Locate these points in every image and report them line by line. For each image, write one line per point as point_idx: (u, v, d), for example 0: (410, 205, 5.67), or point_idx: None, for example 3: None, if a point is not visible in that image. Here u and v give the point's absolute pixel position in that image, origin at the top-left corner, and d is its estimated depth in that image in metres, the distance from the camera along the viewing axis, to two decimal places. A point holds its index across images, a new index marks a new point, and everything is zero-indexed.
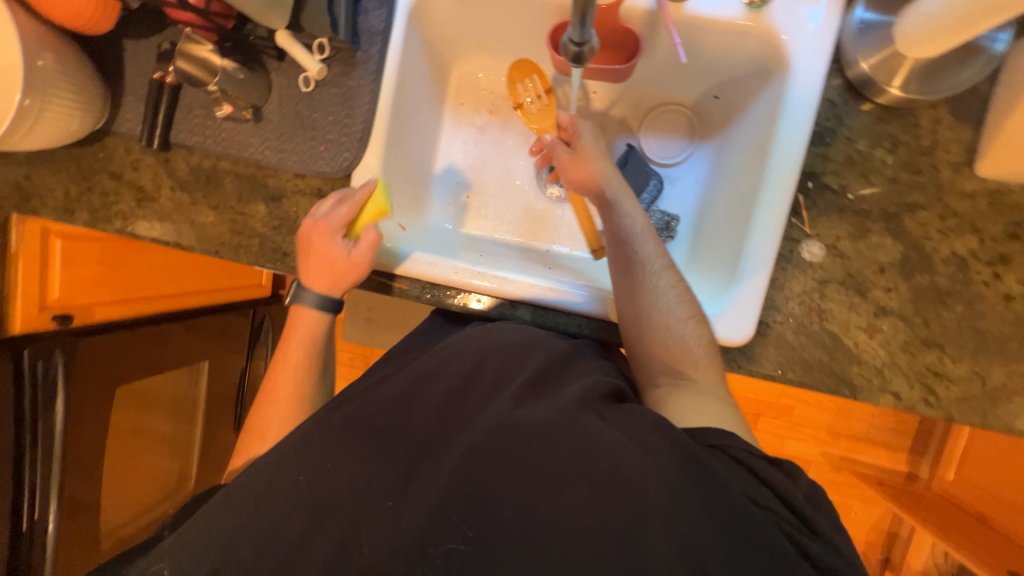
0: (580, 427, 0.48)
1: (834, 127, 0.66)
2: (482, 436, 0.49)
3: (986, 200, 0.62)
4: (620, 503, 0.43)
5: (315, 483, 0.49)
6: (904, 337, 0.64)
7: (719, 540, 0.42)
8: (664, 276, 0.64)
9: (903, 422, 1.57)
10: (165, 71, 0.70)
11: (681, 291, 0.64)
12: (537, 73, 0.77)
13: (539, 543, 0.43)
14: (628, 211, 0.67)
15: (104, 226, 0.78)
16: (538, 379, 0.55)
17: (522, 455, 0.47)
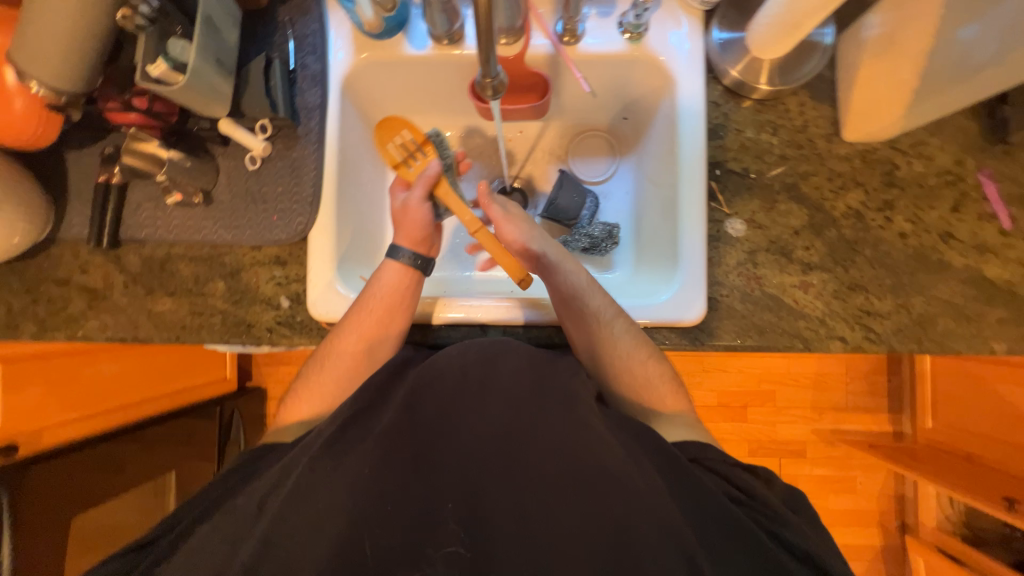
0: (577, 435, 0.54)
1: (724, 123, 0.77)
2: (483, 441, 0.54)
3: (859, 159, 0.75)
4: (594, 488, 0.51)
5: (306, 506, 0.51)
6: (833, 286, 0.73)
7: (691, 524, 0.50)
8: (616, 323, 0.68)
9: (874, 382, 1.66)
10: (110, 172, 0.72)
11: (630, 329, 0.69)
12: (405, 129, 0.76)
13: (530, 541, 0.50)
14: (567, 272, 0.71)
15: (54, 334, 0.76)
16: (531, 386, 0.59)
17: (515, 455, 0.53)
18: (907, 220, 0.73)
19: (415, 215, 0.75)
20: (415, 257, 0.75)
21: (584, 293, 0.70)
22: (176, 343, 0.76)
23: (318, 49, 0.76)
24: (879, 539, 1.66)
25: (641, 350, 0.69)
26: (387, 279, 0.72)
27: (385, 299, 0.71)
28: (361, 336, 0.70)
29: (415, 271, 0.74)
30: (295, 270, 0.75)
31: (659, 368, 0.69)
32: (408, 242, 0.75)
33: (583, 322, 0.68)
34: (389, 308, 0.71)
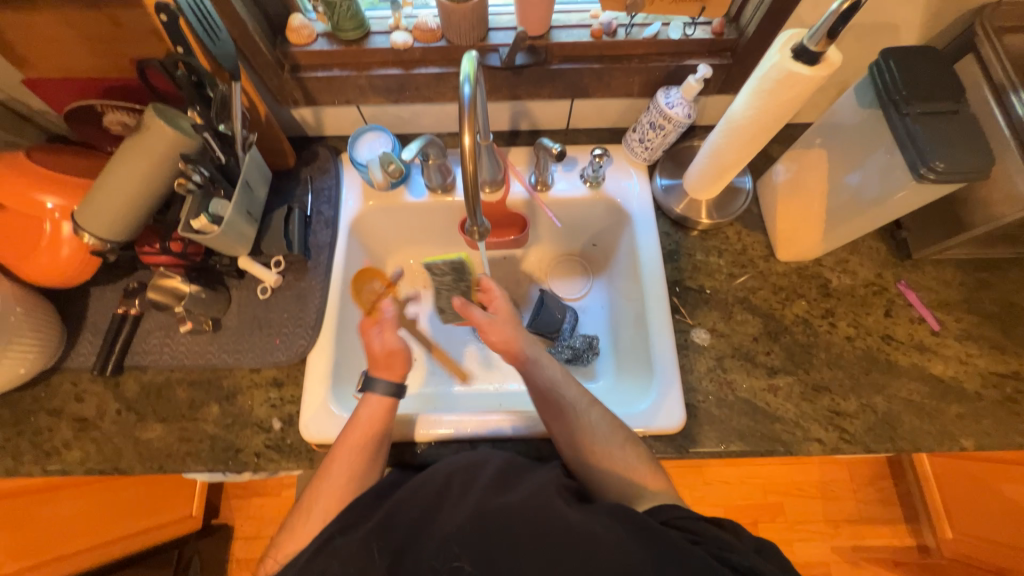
0: (552, 512, 0.54)
1: (677, 248, 0.90)
2: (458, 532, 0.53)
3: (796, 275, 0.87)
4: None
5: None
6: (799, 388, 0.78)
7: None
8: (591, 411, 0.70)
9: (882, 488, 1.59)
10: (130, 304, 0.80)
11: (606, 418, 0.70)
12: None
13: None
14: (546, 364, 0.73)
15: (32, 468, 0.75)
16: (504, 476, 0.60)
17: (493, 550, 0.51)
18: (849, 325, 0.82)
19: (399, 353, 0.72)
20: (393, 387, 0.70)
21: (558, 386, 0.72)
22: (157, 473, 0.75)
23: (331, 199, 0.90)
24: None
25: (619, 439, 0.68)
26: (367, 413, 0.68)
27: (369, 431, 0.66)
28: (347, 477, 0.63)
29: (399, 400, 0.70)
30: (290, 391, 0.78)
31: (641, 457, 0.67)
32: (392, 375, 0.70)
33: (563, 415, 0.69)
34: (375, 437, 0.66)
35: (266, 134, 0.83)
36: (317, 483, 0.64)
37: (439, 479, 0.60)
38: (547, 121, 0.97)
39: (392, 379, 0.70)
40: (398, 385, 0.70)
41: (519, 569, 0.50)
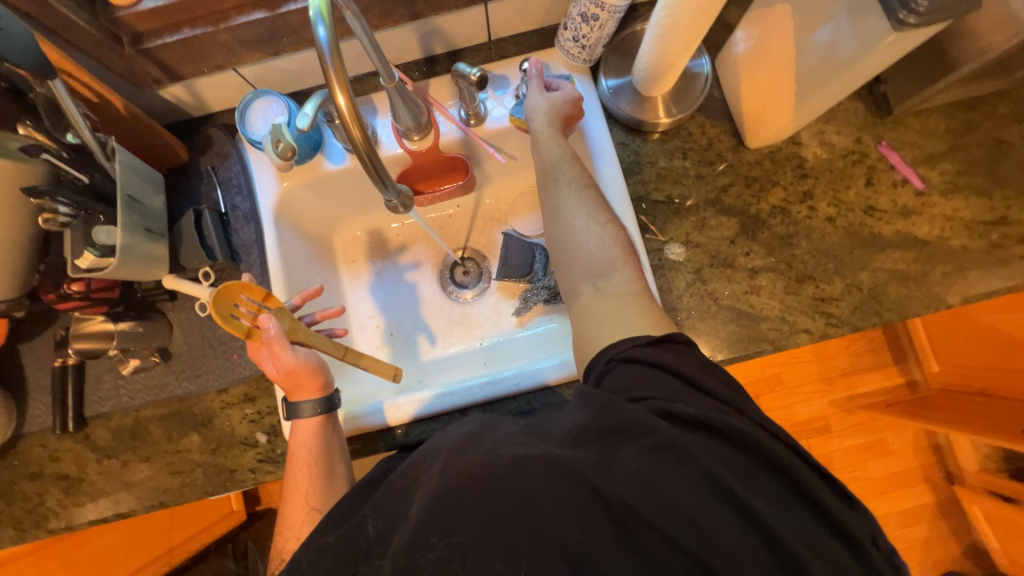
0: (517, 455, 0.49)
1: (637, 159, 0.81)
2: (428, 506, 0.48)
3: (769, 160, 0.79)
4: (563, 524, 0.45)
5: None
6: (782, 283, 0.75)
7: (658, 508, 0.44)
8: (591, 219, 0.66)
9: (872, 340, 1.66)
10: (64, 356, 0.73)
11: (593, 201, 0.67)
12: (245, 291, 0.64)
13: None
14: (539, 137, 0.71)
15: (36, 532, 0.74)
16: (476, 437, 0.52)
17: (464, 514, 0.47)
18: (829, 204, 0.77)
19: (301, 370, 0.65)
20: (312, 406, 0.67)
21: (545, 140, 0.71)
22: (161, 507, 0.75)
23: (243, 188, 0.79)
24: (931, 496, 1.60)
25: (599, 220, 0.65)
26: (302, 436, 0.67)
27: (312, 455, 0.66)
28: (304, 504, 0.64)
29: (329, 416, 0.68)
30: (264, 404, 0.75)
31: (618, 240, 0.64)
32: (311, 392, 0.67)
33: (560, 212, 0.67)
34: (319, 456, 0.66)
35: (137, 130, 0.70)
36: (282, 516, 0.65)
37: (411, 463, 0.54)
38: (464, 37, 0.82)
39: (312, 398, 0.67)
40: (316, 403, 0.67)
41: (498, 522, 0.46)
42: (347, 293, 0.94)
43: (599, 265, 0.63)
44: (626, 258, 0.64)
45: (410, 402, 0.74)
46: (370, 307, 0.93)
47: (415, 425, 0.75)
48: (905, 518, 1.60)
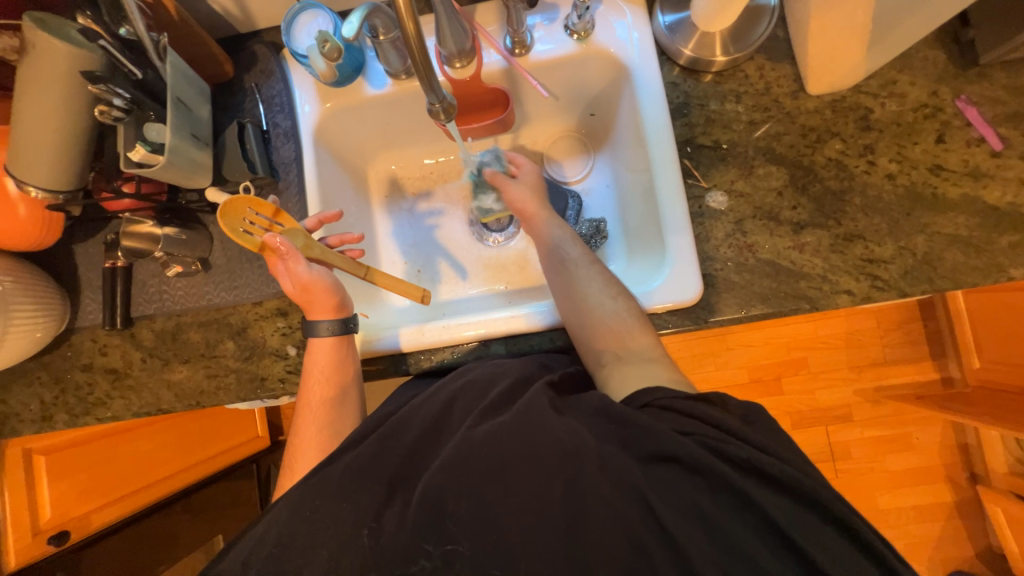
0: (539, 428, 0.50)
1: (687, 101, 0.77)
2: (451, 456, 0.50)
3: (829, 110, 0.74)
4: (573, 484, 0.46)
5: (296, 534, 0.50)
6: (828, 241, 0.71)
7: (679, 509, 0.45)
8: (588, 268, 0.71)
9: (909, 331, 1.59)
10: (114, 257, 0.76)
11: (602, 274, 0.71)
12: (253, 203, 0.64)
13: (508, 548, 0.45)
14: (546, 225, 0.77)
15: (85, 418, 0.80)
16: (503, 394, 0.56)
17: (486, 472, 0.48)
18: (891, 161, 0.71)
19: (315, 286, 0.67)
20: (330, 326, 0.69)
21: (563, 241, 0.75)
22: (197, 408, 0.79)
23: (285, 107, 0.80)
24: (950, 494, 1.55)
25: (611, 292, 0.69)
26: (317, 357, 0.69)
27: (326, 374, 0.69)
28: (317, 421, 0.68)
29: (344, 338, 0.71)
30: (295, 318, 0.78)
31: (632, 312, 0.67)
32: (326, 314, 0.69)
33: (572, 288, 0.70)
34: (331, 376, 0.69)
35: (186, 36, 0.70)
36: (294, 430, 0.68)
37: (436, 394, 0.58)
38: None
39: (328, 319, 0.70)
40: (333, 324, 0.69)
41: (517, 493, 0.47)
42: (379, 226, 0.95)
43: (619, 338, 0.65)
44: (643, 329, 0.66)
45: (442, 332, 0.75)
46: (400, 241, 0.94)
47: (438, 351, 0.76)
48: (920, 513, 1.56)
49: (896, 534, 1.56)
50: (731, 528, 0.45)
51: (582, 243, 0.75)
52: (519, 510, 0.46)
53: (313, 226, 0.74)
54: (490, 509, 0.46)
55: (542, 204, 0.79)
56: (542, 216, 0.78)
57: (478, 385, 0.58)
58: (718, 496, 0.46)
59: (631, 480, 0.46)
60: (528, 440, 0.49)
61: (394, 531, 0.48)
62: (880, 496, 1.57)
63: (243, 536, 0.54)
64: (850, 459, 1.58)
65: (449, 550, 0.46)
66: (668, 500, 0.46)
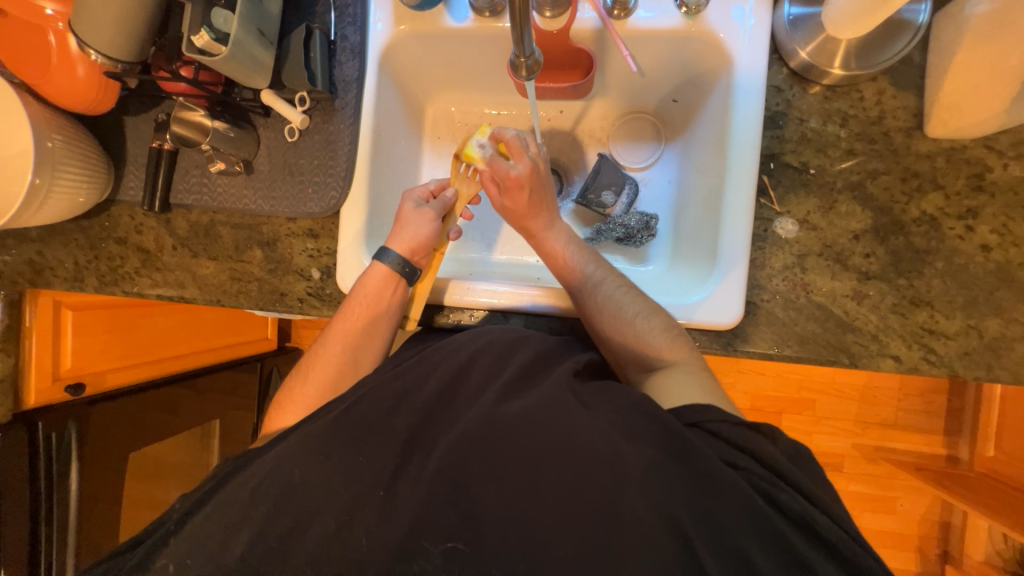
0: (563, 417, 0.47)
1: (785, 110, 0.70)
2: (467, 429, 0.47)
3: (943, 158, 0.66)
4: (602, 484, 0.42)
5: (309, 474, 0.47)
6: (892, 300, 0.66)
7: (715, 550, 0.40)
8: (629, 304, 0.65)
9: (931, 401, 1.52)
10: (162, 139, 0.76)
11: (651, 312, 0.65)
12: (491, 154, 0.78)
13: (517, 548, 0.42)
14: (575, 260, 0.71)
15: (112, 289, 0.82)
16: (528, 371, 0.54)
17: (512, 452, 0.45)
18: (992, 231, 0.64)
19: (414, 215, 0.73)
20: (396, 262, 0.69)
21: (574, 255, 0.71)
22: (217, 306, 0.80)
23: (358, 20, 0.75)
24: (916, 564, 1.55)
25: (665, 334, 0.62)
26: (365, 291, 0.69)
27: (365, 316, 0.69)
28: (334, 360, 0.68)
29: (397, 279, 0.70)
30: (325, 243, 0.77)
31: (691, 358, 0.61)
32: (404, 248, 0.70)
33: (619, 330, 0.64)
34: (369, 323, 0.69)
35: None
36: (312, 355, 0.69)
37: (460, 349, 0.56)
38: None
39: (399, 253, 0.70)
40: (404, 261, 0.70)
41: (541, 487, 0.43)
42: (424, 167, 0.91)
43: None
44: None
45: (464, 294, 0.73)
46: None
47: (456, 312, 0.75)
48: None
49: None
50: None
51: (598, 258, 0.71)
52: (546, 501, 0.43)
53: (431, 183, 0.79)
54: (517, 499, 0.43)
55: (548, 210, 0.73)
56: (548, 226, 0.73)
57: (505, 357, 0.56)
58: (768, 550, 0.40)
59: (663, 498, 0.41)
60: (557, 429, 0.46)
61: (409, 495, 0.45)
62: None
63: (255, 462, 0.53)
64: None
65: (448, 550, 0.42)
66: (711, 535, 0.40)
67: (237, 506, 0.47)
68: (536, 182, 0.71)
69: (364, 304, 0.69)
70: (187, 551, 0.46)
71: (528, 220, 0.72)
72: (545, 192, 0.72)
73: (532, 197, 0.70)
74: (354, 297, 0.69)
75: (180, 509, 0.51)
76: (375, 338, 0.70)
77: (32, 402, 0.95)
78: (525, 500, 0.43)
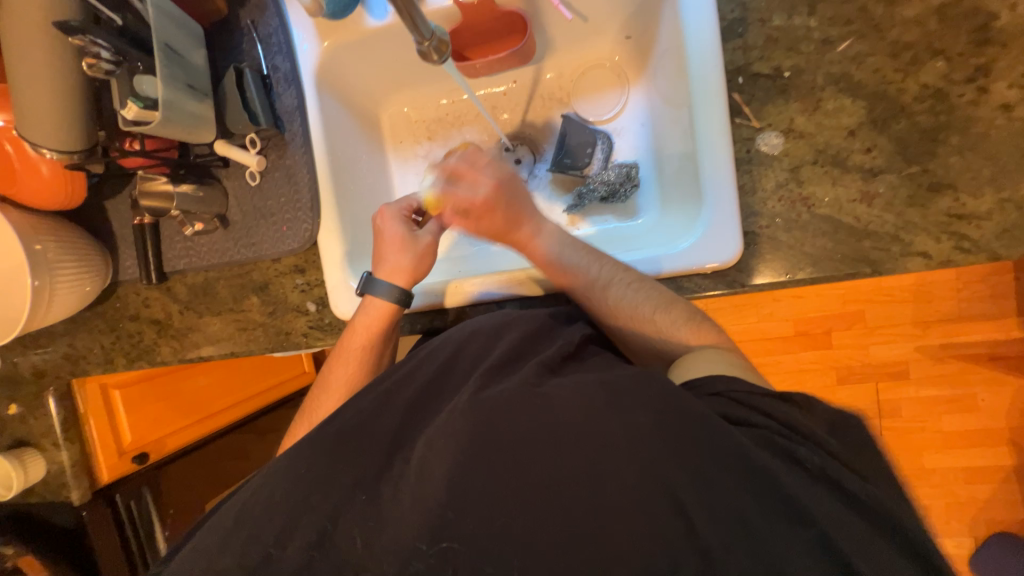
0: (542, 398, 0.46)
1: (743, 15, 0.63)
2: (450, 420, 0.47)
3: (934, 19, 0.58)
4: (586, 457, 0.42)
5: (293, 492, 0.47)
6: (907, 192, 0.59)
7: (714, 504, 0.38)
8: (645, 303, 0.60)
9: (996, 283, 1.39)
10: (140, 214, 0.78)
11: (667, 302, 0.60)
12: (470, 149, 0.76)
13: (522, 546, 0.40)
14: (580, 265, 0.64)
15: (139, 363, 0.87)
16: (513, 355, 0.52)
17: (497, 445, 0.44)
18: (1010, 86, 0.56)
19: (403, 244, 0.70)
20: (399, 293, 0.69)
21: (572, 259, 0.65)
22: (233, 357, 0.83)
23: (283, 47, 0.74)
24: (1009, 459, 1.44)
25: (676, 313, 0.60)
26: (365, 320, 0.69)
27: (364, 347, 0.68)
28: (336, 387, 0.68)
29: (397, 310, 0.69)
30: (313, 276, 0.78)
31: (695, 332, 0.59)
32: (398, 279, 0.69)
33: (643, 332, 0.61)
34: (369, 355, 0.68)
35: None
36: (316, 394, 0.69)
37: (446, 343, 0.56)
38: None
39: (396, 283, 0.69)
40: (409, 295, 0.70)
41: (532, 473, 0.42)
42: (393, 175, 0.90)
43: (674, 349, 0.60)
44: (708, 336, 0.59)
45: (455, 293, 0.72)
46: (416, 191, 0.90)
47: (451, 312, 0.74)
48: (971, 475, 1.46)
49: (936, 493, 1.47)
50: (777, 527, 0.37)
51: (596, 253, 0.65)
52: (526, 479, 0.42)
53: (414, 199, 0.75)
54: (499, 481, 0.42)
55: (530, 217, 0.68)
56: (536, 231, 0.67)
57: (492, 341, 0.54)
58: (769, 499, 0.38)
59: (659, 456, 0.40)
60: (538, 408, 0.45)
61: (398, 505, 0.44)
62: (928, 455, 1.47)
63: (241, 487, 0.53)
64: (898, 416, 1.48)
65: (443, 550, 0.41)
66: (702, 489, 0.39)
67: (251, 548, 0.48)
68: (504, 197, 0.67)
69: (362, 335, 0.68)
70: None
71: (512, 234, 0.68)
72: (518, 202, 0.68)
73: (505, 212, 0.67)
74: (352, 323, 0.70)
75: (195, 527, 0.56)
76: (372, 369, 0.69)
77: (107, 478, 1.01)
78: (501, 483, 0.42)
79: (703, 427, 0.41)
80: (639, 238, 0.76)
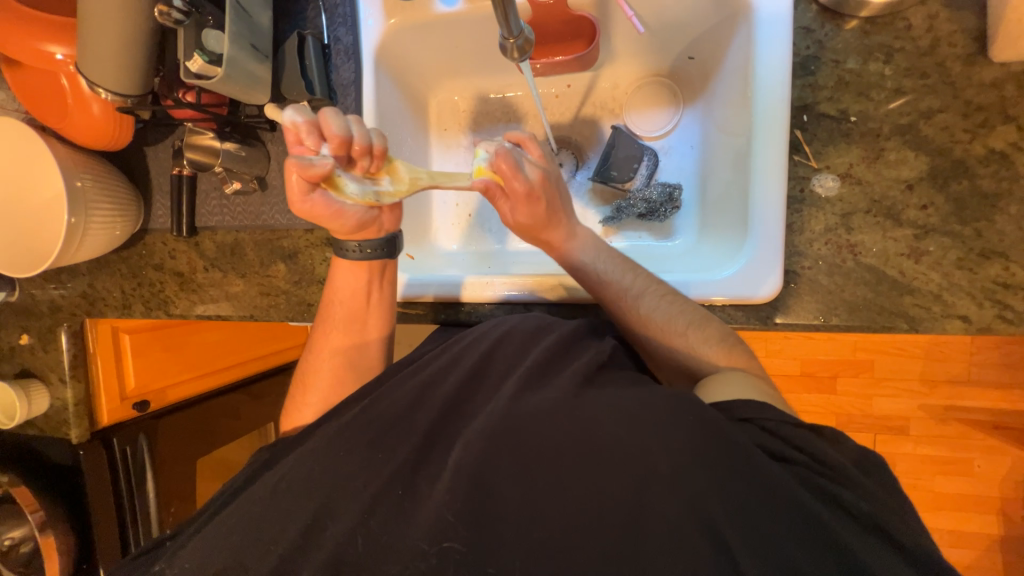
0: (583, 409, 0.46)
1: (817, 53, 0.63)
2: (490, 420, 0.47)
3: (1012, 85, 0.57)
4: (620, 478, 0.42)
5: (329, 469, 0.48)
6: (957, 254, 0.58)
7: (743, 545, 0.39)
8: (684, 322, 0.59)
9: (1011, 353, 1.38)
10: (180, 165, 0.78)
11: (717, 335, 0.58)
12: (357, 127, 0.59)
13: (542, 558, 0.40)
14: (614, 274, 0.63)
15: (156, 312, 0.87)
16: (545, 366, 0.52)
17: (529, 453, 0.44)
18: None
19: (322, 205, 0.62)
20: (369, 248, 0.66)
21: (606, 266, 0.64)
22: (251, 320, 0.83)
23: (348, 19, 0.73)
24: (996, 528, 1.43)
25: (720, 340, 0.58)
26: (343, 285, 0.68)
27: (348, 304, 0.68)
28: (327, 373, 0.67)
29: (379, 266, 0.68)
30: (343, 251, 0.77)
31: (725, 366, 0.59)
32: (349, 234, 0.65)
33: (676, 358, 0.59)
34: (352, 319, 0.68)
35: None
36: (309, 357, 0.68)
37: (482, 339, 0.56)
38: None
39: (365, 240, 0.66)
40: (374, 245, 0.66)
41: (564, 493, 0.42)
42: (434, 162, 0.89)
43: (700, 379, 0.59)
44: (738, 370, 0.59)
45: (483, 288, 0.71)
46: None
47: (476, 306, 0.74)
48: (955, 539, 1.45)
49: None
50: (807, 572, 0.38)
51: (631, 265, 0.65)
52: (556, 492, 0.42)
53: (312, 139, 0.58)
54: (532, 487, 0.43)
55: (566, 220, 0.65)
56: (569, 236, 0.66)
57: (528, 345, 0.55)
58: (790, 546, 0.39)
59: (690, 490, 0.40)
60: (576, 423, 0.45)
61: (429, 495, 0.45)
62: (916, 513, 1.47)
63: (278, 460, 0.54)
64: (892, 471, 1.47)
65: (444, 551, 0.42)
66: (737, 531, 0.39)
67: (261, 514, 0.48)
68: (549, 191, 0.63)
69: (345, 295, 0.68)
70: (216, 556, 0.47)
71: (551, 234, 0.65)
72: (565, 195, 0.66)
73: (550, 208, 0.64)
74: (331, 289, 0.68)
75: (227, 497, 0.54)
76: (362, 335, 0.68)
77: (105, 421, 1.01)
78: (535, 493, 0.43)
79: (743, 464, 0.41)
80: (674, 261, 0.75)
